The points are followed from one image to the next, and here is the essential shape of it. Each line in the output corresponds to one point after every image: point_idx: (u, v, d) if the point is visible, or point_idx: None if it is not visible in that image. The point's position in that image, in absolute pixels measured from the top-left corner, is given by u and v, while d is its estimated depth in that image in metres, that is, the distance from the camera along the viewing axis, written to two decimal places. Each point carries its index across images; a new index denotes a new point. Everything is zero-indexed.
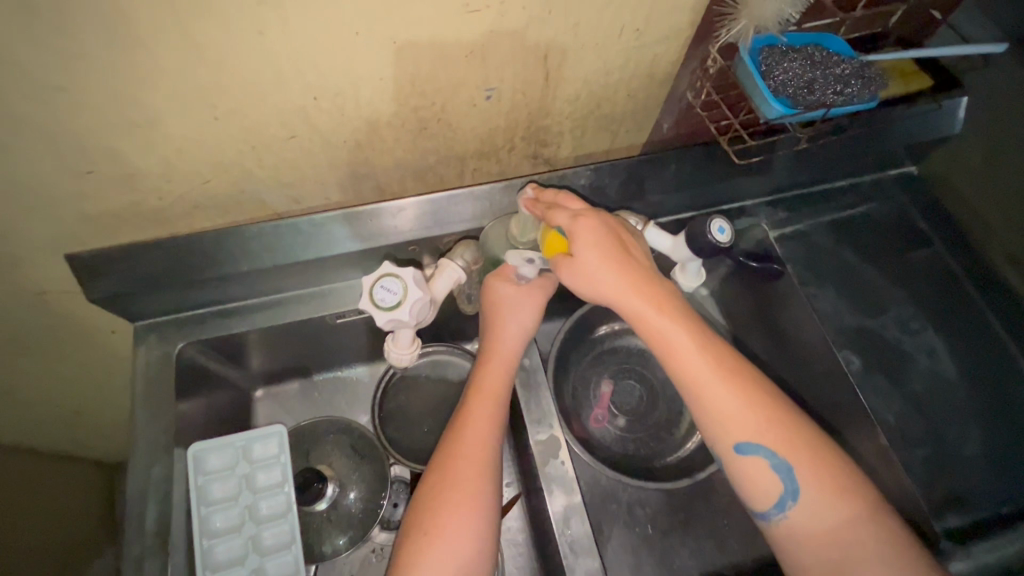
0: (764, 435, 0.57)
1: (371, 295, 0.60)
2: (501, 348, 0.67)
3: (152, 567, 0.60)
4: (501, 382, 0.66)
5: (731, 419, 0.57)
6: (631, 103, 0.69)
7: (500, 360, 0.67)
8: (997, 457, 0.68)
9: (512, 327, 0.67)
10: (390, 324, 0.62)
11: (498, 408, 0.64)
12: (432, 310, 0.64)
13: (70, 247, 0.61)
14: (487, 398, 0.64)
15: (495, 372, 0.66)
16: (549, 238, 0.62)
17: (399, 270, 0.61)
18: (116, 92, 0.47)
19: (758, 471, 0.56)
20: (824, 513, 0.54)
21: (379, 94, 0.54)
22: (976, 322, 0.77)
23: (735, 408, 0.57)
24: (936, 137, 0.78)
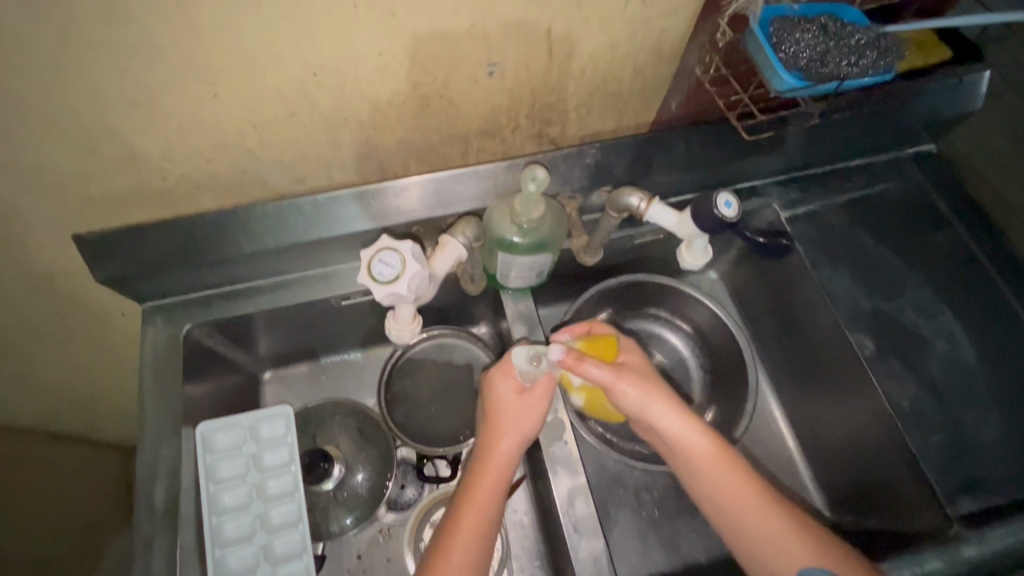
0: (771, 521, 0.61)
1: (370, 268, 0.61)
2: (499, 453, 0.62)
3: (162, 542, 0.61)
4: (498, 488, 0.61)
5: (748, 502, 0.61)
6: (638, 80, 0.67)
7: (495, 468, 0.62)
8: (1015, 442, 0.66)
9: (513, 434, 0.62)
10: (389, 298, 0.62)
11: (492, 516, 0.60)
12: (431, 286, 0.64)
13: (76, 228, 0.61)
14: (479, 508, 0.60)
15: (490, 479, 0.61)
16: (599, 346, 0.66)
17: (398, 244, 0.61)
18: (114, 70, 0.46)
19: (782, 542, 0.59)
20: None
21: (379, 71, 0.53)
22: (997, 305, 0.74)
23: (747, 497, 0.61)
24: (956, 112, 0.76)
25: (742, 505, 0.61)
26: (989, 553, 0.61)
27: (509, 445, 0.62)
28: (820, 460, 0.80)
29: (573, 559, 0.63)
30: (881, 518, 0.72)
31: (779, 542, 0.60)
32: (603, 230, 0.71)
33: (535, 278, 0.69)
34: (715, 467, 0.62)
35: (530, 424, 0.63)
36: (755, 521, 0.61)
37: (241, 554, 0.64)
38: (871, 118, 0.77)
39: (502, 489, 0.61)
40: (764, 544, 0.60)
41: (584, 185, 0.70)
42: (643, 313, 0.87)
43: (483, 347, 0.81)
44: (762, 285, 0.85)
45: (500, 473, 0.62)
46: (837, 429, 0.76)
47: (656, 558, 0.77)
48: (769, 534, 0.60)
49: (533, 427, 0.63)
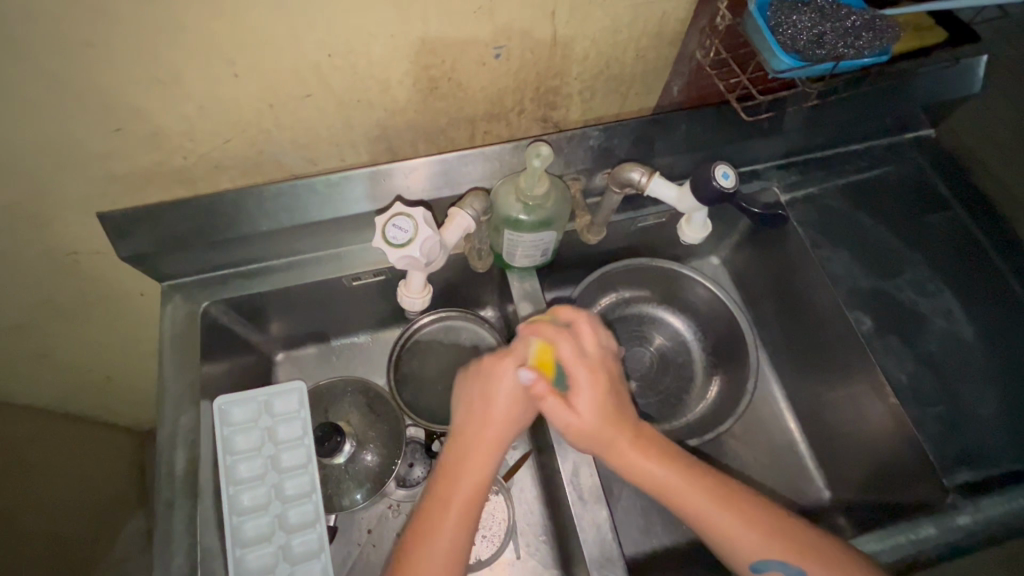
0: (748, 540, 0.58)
1: (383, 233, 0.61)
2: (481, 449, 0.60)
3: (182, 506, 0.64)
4: (479, 486, 0.59)
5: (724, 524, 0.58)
6: (641, 64, 0.69)
7: (478, 454, 0.60)
8: (1010, 415, 0.68)
9: (497, 422, 0.61)
10: (402, 263, 0.63)
11: (473, 515, 0.59)
12: (442, 253, 0.64)
13: (101, 207, 0.64)
14: (458, 507, 0.58)
15: (470, 474, 0.59)
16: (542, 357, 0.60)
17: (411, 210, 0.62)
18: (141, 49, 0.49)
19: (757, 556, 0.58)
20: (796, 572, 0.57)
21: (390, 52, 0.56)
22: (995, 284, 0.76)
23: (721, 518, 0.59)
24: (958, 94, 0.78)
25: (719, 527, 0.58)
26: (982, 522, 0.63)
27: (494, 430, 0.61)
28: (820, 438, 0.82)
29: (578, 527, 0.63)
30: (880, 492, 0.73)
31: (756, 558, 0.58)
32: (606, 208, 0.72)
33: (541, 257, 0.72)
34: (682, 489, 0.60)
35: (519, 410, 0.61)
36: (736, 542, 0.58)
37: (257, 522, 0.66)
38: (871, 102, 0.78)
39: (484, 485, 0.60)
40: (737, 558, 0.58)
41: (587, 166, 0.72)
42: (644, 297, 0.89)
43: (490, 329, 0.83)
44: (763, 268, 0.86)
45: (482, 459, 0.60)
46: (837, 407, 0.78)
47: (658, 533, 0.79)
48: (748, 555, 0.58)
49: (519, 419, 0.62)
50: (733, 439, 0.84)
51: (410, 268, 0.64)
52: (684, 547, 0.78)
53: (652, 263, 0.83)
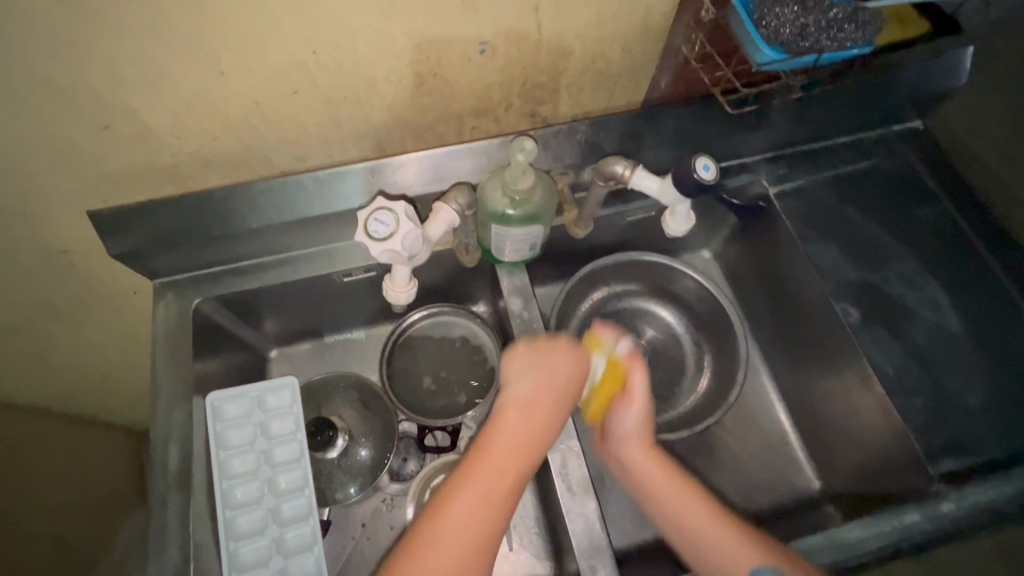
0: (772, 563, 0.57)
1: (365, 227, 0.62)
2: (526, 418, 0.57)
3: (176, 501, 0.65)
4: (525, 452, 0.55)
5: (745, 552, 0.57)
6: (627, 58, 0.69)
7: (524, 423, 0.57)
8: (996, 404, 0.68)
9: (545, 397, 0.59)
10: (384, 257, 0.63)
11: (516, 478, 0.54)
12: (425, 247, 0.65)
13: (92, 205, 0.65)
14: (493, 460, 0.54)
15: (513, 434, 0.56)
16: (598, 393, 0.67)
17: (392, 205, 0.63)
18: (127, 48, 0.50)
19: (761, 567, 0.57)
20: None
21: (375, 48, 0.56)
22: (981, 275, 0.76)
23: (737, 543, 0.58)
24: (937, 89, 0.80)
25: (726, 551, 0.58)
26: (965, 509, 0.64)
27: (542, 403, 0.58)
28: (810, 430, 0.82)
29: (568, 520, 0.64)
30: (867, 482, 0.74)
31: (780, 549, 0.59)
32: (592, 202, 0.73)
33: (529, 251, 0.72)
34: (710, 517, 0.60)
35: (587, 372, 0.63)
36: (736, 561, 0.57)
37: (250, 516, 0.67)
38: (854, 94, 0.81)
39: (532, 454, 0.55)
40: (726, 569, 0.57)
41: (576, 160, 0.73)
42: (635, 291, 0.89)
43: (482, 324, 0.83)
44: (753, 262, 0.87)
45: (529, 432, 0.56)
46: (825, 399, 0.78)
47: (650, 525, 0.80)
48: (748, 571, 0.56)
49: (567, 407, 0.60)
50: (724, 431, 0.85)
51: (394, 262, 0.65)
52: None
53: (642, 257, 0.83)
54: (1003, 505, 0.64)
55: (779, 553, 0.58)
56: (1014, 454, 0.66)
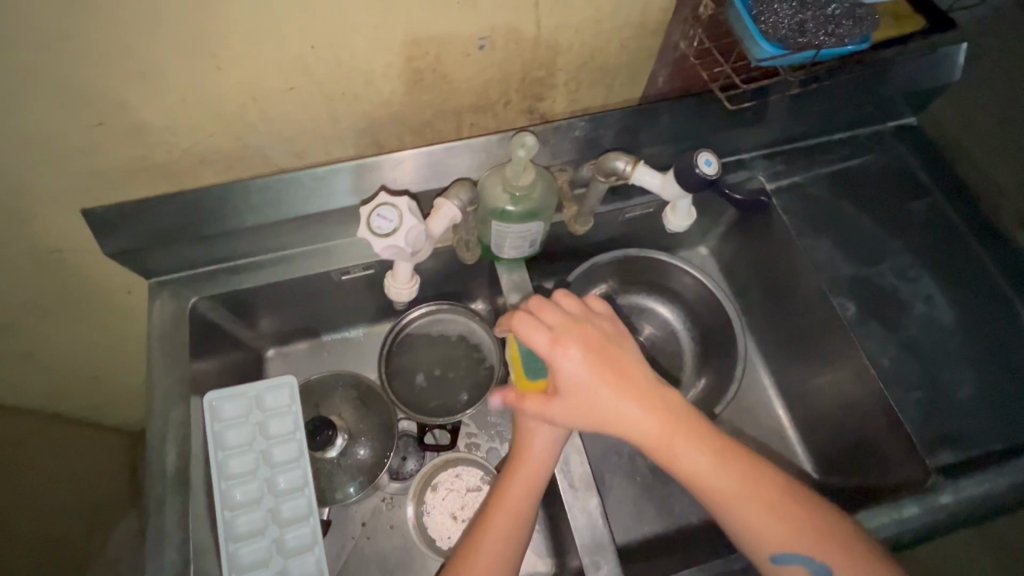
0: (761, 525, 0.57)
1: (368, 223, 0.61)
2: (527, 465, 0.62)
3: (173, 502, 0.64)
4: (525, 498, 0.61)
5: (739, 504, 0.58)
6: (624, 54, 0.69)
7: (526, 471, 0.62)
8: (990, 396, 0.69)
9: (541, 436, 0.62)
10: (387, 253, 0.63)
11: (517, 530, 0.60)
12: (427, 243, 0.64)
13: (85, 203, 0.64)
14: (504, 515, 0.61)
15: (517, 486, 0.62)
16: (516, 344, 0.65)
17: (394, 200, 0.62)
18: (122, 41, 0.49)
19: (758, 527, 0.57)
20: (821, 570, 0.56)
21: (374, 44, 0.56)
22: (975, 269, 0.77)
23: (737, 498, 0.58)
24: (933, 83, 0.79)
25: (721, 501, 0.58)
26: (963, 501, 0.65)
27: (539, 443, 0.62)
28: (807, 424, 0.83)
29: (570, 516, 0.64)
30: (864, 475, 0.75)
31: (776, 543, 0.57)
32: (592, 197, 0.73)
33: (528, 248, 0.72)
34: (714, 475, 0.58)
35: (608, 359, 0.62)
36: (733, 515, 0.58)
37: (250, 517, 0.66)
38: (850, 92, 0.80)
39: (530, 499, 0.61)
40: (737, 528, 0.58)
41: (574, 156, 0.73)
42: (634, 287, 0.89)
43: (480, 322, 0.83)
44: (749, 258, 0.87)
45: (530, 481, 0.62)
46: (823, 393, 0.79)
47: (649, 521, 0.80)
48: (748, 526, 0.58)
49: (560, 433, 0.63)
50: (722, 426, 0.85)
51: (397, 258, 0.64)
52: (674, 532, 0.79)
53: (639, 254, 0.83)
54: (1000, 496, 0.65)
55: (773, 525, 0.57)
56: (1008, 446, 0.67)
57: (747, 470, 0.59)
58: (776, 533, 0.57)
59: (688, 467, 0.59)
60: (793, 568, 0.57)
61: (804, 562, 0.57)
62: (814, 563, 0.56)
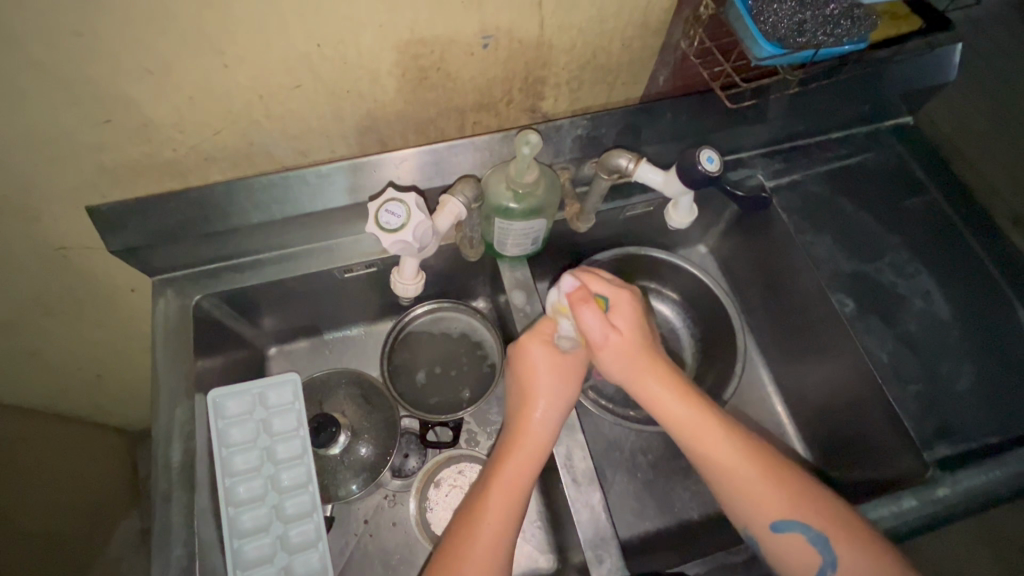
0: (759, 491, 0.60)
1: (375, 219, 0.62)
2: (532, 430, 0.63)
3: (178, 498, 0.64)
4: (529, 464, 0.62)
5: (736, 473, 0.61)
6: (626, 53, 0.70)
7: (529, 436, 0.63)
8: (987, 390, 0.70)
9: (547, 403, 0.64)
10: (395, 248, 0.63)
11: (516, 500, 0.60)
12: (433, 238, 0.65)
13: (90, 200, 0.64)
14: (509, 481, 0.61)
15: (522, 452, 0.62)
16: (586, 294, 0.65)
17: (401, 196, 0.62)
18: (132, 39, 0.49)
19: (759, 498, 0.60)
20: (819, 540, 0.58)
21: (379, 42, 0.56)
22: (972, 265, 0.78)
23: (737, 463, 0.61)
24: (930, 81, 0.79)
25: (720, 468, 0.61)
26: (960, 493, 0.65)
27: (543, 410, 0.64)
28: (807, 420, 0.84)
29: (573, 511, 0.64)
30: (863, 469, 0.76)
31: (770, 507, 0.59)
32: (595, 194, 0.73)
33: (531, 245, 0.73)
34: (721, 441, 0.62)
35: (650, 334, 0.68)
36: (732, 482, 0.61)
37: (254, 513, 0.66)
38: (849, 87, 0.80)
39: (534, 465, 0.62)
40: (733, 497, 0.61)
41: (576, 155, 0.73)
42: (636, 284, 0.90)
43: (482, 319, 0.84)
44: (749, 256, 0.88)
45: (533, 446, 0.63)
46: (822, 389, 0.80)
47: (651, 516, 0.80)
48: (746, 493, 0.61)
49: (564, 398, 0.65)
50: None
51: (404, 253, 0.65)
52: (675, 528, 0.80)
53: (640, 252, 0.84)
54: (997, 488, 0.66)
55: (769, 491, 0.60)
56: (1006, 439, 0.68)
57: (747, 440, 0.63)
58: (775, 500, 0.60)
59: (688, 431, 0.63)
60: (793, 535, 0.59)
61: (801, 530, 0.59)
62: (813, 531, 0.58)
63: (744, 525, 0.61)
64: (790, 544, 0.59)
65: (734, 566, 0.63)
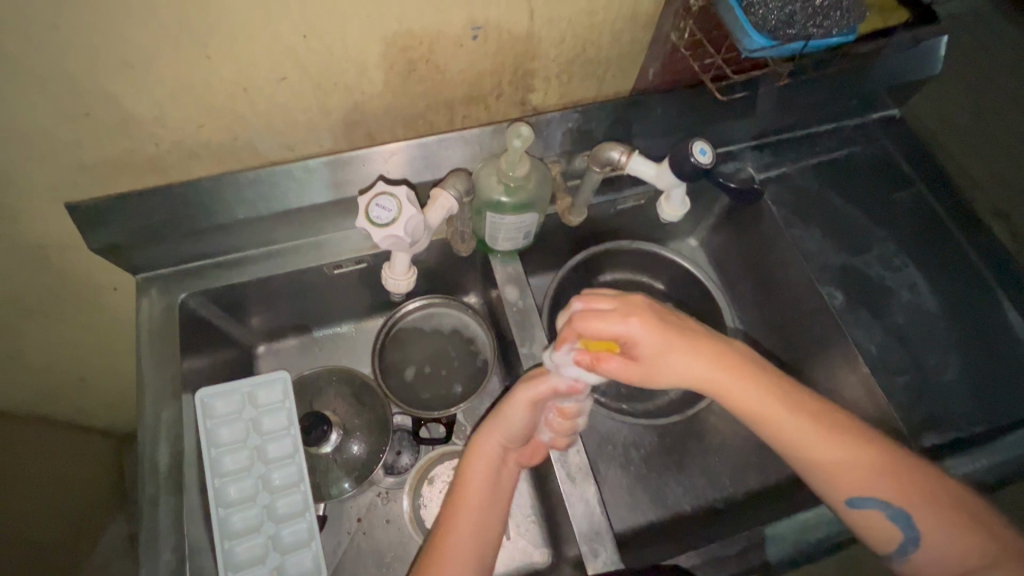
0: (836, 461, 0.60)
1: (366, 213, 0.61)
2: (481, 457, 0.63)
3: (167, 501, 0.63)
4: (486, 488, 0.63)
5: (800, 445, 0.61)
6: (616, 46, 0.69)
7: (495, 459, 0.63)
8: (970, 379, 0.72)
9: (498, 431, 0.63)
10: (387, 242, 0.62)
11: (488, 510, 0.62)
12: (426, 233, 0.64)
13: (69, 197, 0.62)
14: (470, 506, 0.62)
15: (477, 478, 0.62)
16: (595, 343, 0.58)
17: (394, 190, 0.61)
18: (109, 30, 0.48)
19: (833, 473, 0.60)
20: (898, 514, 0.59)
21: (367, 34, 0.55)
22: (957, 256, 0.79)
23: (811, 437, 0.60)
24: (912, 77, 0.81)
25: (782, 437, 0.61)
26: None
27: (495, 436, 0.63)
28: None
29: (568, 506, 0.64)
30: None
31: (848, 482, 0.60)
32: (586, 188, 0.73)
33: (523, 240, 0.73)
34: (783, 414, 0.61)
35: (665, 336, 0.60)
36: (804, 453, 0.61)
37: (244, 514, 0.66)
38: (836, 84, 0.80)
39: (491, 488, 0.63)
40: (812, 472, 0.61)
41: (567, 149, 0.73)
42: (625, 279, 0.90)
43: (474, 315, 0.83)
44: (739, 249, 0.89)
45: (488, 467, 0.63)
46: (811, 380, 0.81)
47: (644, 509, 0.81)
48: (830, 469, 0.60)
49: (514, 423, 0.62)
50: (714, 415, 0.87)
51: (394, 248, 0.64)
52: (669, 520, 0.80)
53: (631, 246, 0.84)
54: (983, 476, 0.67)
55: (845, 466, 0.60)
56: (990, 427, 0.69)
57: (811, 411, 0.61)
58: (848, 475, 0.60)
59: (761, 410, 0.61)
60: (869, 511, 0.59)
61: (881, 507, 0.59)
62: (892, 508, 0.59)
63: (820, 498, 0.62)
64: (869, 520, 0.60)
65: (727, 558, 0.63)
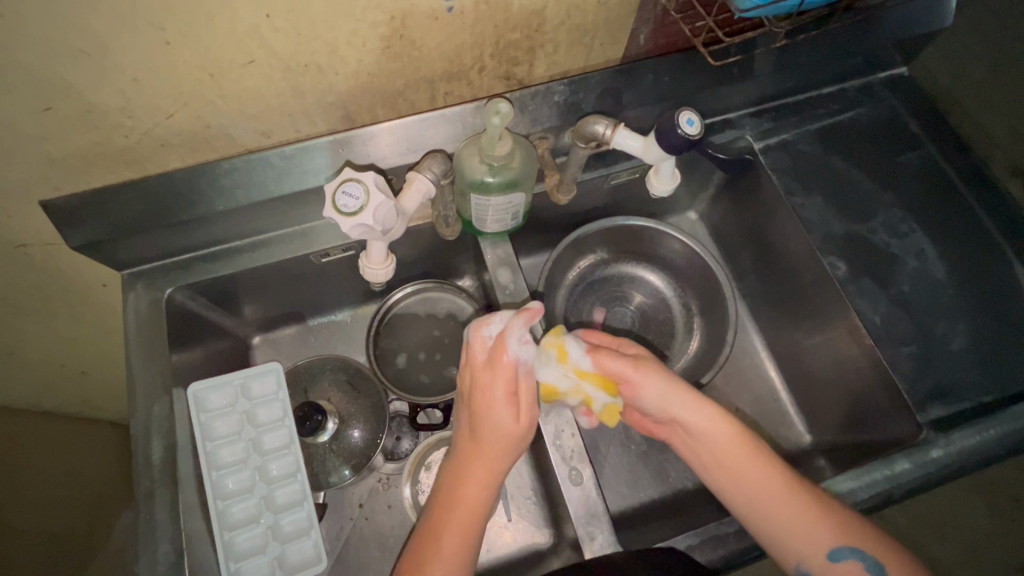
0: (802, 527, 0.56)
1: (333, 202, 0.59)
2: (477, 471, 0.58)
3: (163, 494, 0.63)
4: (473, 514, 0.57)
5: (785, 512, 0.57)
6: (604, 12, 0.64)
7: (478, 469, 0.58)
8: (979, 348, 0.69)
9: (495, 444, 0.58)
10: (356, 232, 0.61)
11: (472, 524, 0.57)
12: (398, 219, 0.63)
13: (43, 194, 0.61)
14: (455, 535, 0.56)
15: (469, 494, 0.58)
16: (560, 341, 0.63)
17: (360, 176, 0.59)
18: (58, 16, 0.45)
19: (799, 528, 0.57)
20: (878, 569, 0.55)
21: (332, 10, 0.52)
22: (967, 219, 0.76)
23: (796, 516, 0.57)
24: (928, 27, 0.76)
25: (762, 510, 0.58)
26: (954, 453, 0.65)
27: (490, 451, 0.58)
28: (799, 384, 0.83)
29: (566, 493, 0.63)
30: (857, 433, 0.75)
31: (801, 537, 0.56)
32: (573, 165, 0.71)
33: (511, 221, 0.71)
34: (794, 513, 0.57)
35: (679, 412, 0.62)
36: (782, 521, 0.57)
37: (244, 505, 0.66)
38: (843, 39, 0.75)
39: (478, 516, 0.58)
40: (778, 531, 0.57)
41: (555, 123, 0.70)
42: (622, 256, 0.88)
43: (468, 298, 0.81)
44: (740, 220, 0.86)
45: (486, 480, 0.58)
46: (816, 353, 0.79)
47: (645, 486, 0.80)
48: (793, 535, 0.57)
49: (513, 438, 0.58)
50: (715, 389, 0.86)
51: (367, 236, 0.62)
52: (670, 496, 0.80)
53: (625, 222, 0.82)
54: (990, 447, 0.65)
55: (807, 527, 0.57)
56: (999, 398, 0.67)
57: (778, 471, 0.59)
58: (814, 532, 0.56)
59: (785, 520, 0.57)
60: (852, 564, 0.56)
61: (858, 557, 0.56)
62: (870, 559, 0.55)
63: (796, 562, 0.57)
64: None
65: (727, 536, 0.63)
